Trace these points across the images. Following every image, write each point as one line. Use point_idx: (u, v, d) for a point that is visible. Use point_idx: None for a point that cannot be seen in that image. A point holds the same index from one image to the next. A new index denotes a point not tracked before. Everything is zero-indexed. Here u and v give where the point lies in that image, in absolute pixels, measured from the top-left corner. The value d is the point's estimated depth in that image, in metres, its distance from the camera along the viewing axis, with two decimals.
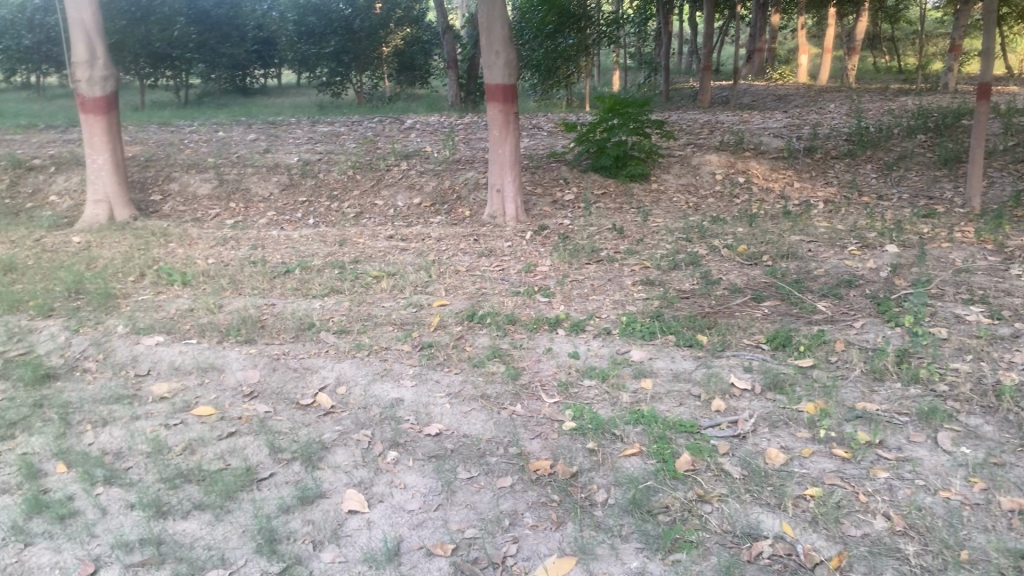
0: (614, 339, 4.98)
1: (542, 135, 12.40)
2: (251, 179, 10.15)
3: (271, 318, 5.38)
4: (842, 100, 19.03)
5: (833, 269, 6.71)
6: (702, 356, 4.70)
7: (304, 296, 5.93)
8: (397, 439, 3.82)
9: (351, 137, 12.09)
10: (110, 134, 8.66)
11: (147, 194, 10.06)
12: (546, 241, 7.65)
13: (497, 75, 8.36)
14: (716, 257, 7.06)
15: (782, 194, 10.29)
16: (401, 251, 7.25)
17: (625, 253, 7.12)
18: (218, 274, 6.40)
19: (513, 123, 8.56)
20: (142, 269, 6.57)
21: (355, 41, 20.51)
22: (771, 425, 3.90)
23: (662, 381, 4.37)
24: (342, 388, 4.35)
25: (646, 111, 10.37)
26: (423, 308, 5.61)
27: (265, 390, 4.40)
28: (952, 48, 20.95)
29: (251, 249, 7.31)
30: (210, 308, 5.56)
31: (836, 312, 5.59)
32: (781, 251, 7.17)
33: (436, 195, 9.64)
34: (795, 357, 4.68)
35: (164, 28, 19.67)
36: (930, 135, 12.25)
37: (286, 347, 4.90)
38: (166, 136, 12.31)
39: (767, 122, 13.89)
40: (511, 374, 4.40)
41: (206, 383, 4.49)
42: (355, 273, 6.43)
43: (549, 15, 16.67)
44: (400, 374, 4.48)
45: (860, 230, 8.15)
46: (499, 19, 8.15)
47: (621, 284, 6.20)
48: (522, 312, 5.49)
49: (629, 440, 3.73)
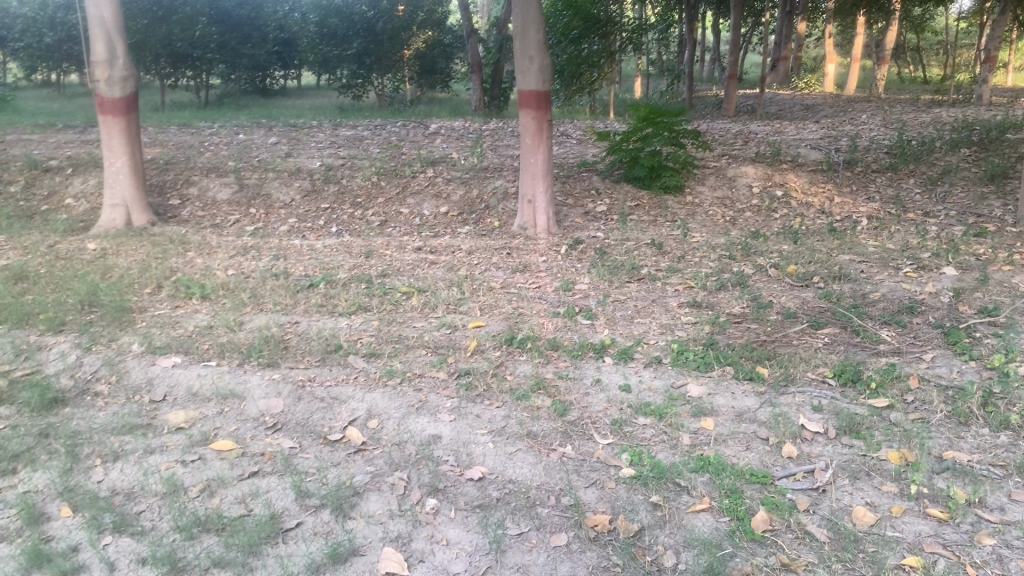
0: (666, 370, 4.59)
1: (571, 142, 12.03)
2: (272, 184, 9.83)
3: (295, 339, 5.02)
4: (872, 110, 18.54)
5: (890, 293, 6.30)
6: (765, 392, 4.31)
7: (329, 314, 5.56)
8: (436, 484, 3.45)
9: (375, 142, 11.75)
10: (128, 137, 8.35)
11: (165, 198, 9.75)
12: (582, 256, 7.26)
13: (530, 80, 7.97)
14: (764, 278, 6.66)
15: (823, 209, 9.86)
16: (430, 265, 6.89)
17: (666, 272, 6.73)
18: (238, 288, 6.05)
19: (546, 131, 8.18)
20: (159, 280, 6.24)
21: (377, 44, 20.18)
22: (851, 476, 3.51)
23: (725, 421, 3.98)
24: (373, 421, 3.99)
25: (682, 120, 9.95)
26: (457, 330, 5.24)
27: (290, 421, 4.05)
28: (987, 60, 20.14)
29: (273, 260, 6.97)
30: (230, 326, 5.21)
31: (903, 342, 5.18)
32: (833, 272, 6.76)
33: (464, 204, 9.29)
34: (868, 396, 4.27)
35: (185, 28, 19.39)
36: (974, 149, 11.79)
37: (312, 372, 4.54)
38: (186, 138, 12.00)
39: (802, 132, 13.45)
40: (559, 409, 4.02)
41: (226, 412, 4.14)
42: (383, 289, 6.07)
43: (574, 20, 16.26)
44: (437, 408, 4.10)
45: (912, 250, 7.73)
46: (534, 23, 7.77)
47: (667, 306, 5.81)
48: (564, 336, 5.11)
49: (696, 491, 3.35)
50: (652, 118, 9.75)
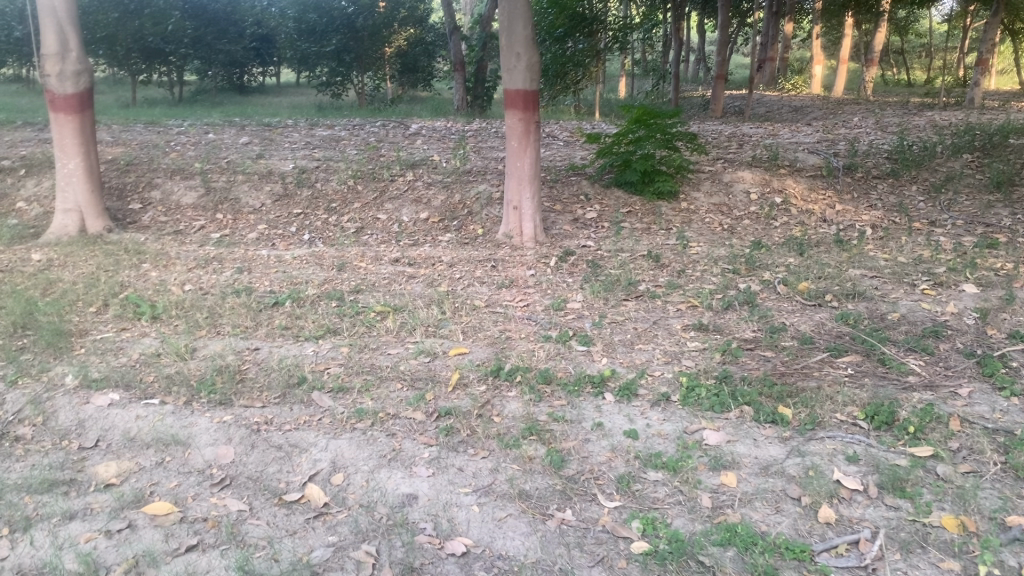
0: (676, 410, 4.03)
1: (558, 144, 11.49)
2: (241, 188, 9.20)
3: (253, 370, 4.42)
4: (863, 113, 18.10)
5: (909, 313, 5.79)
6: (789, 439, 3.76)
7: (293, 338, 4.96)
8: (411, 562, 2.88)
9: (352, 142, 11.13)
10: (82, 137, 7.69)
11: (125, 202, 9.10)
12: (574, 269, 6.70)
13: (517, 79, 7.38)
14: (773, 296, 6.13)
15: (823, 217, 9.37)
16: (408, 280, 6.30)
17: (666, 288, 6.19)
18: (194, 306, 5.44)
19: (535, 134, 7.60)
20: (106, 298, 5.61)
21: (357, 41, 19.55)
22: (904, 549, 2.96)
23: (747, 476, 3.43)
24: (338, 476, 3.41)
25: (676, 123, 9.40)
26: (438, 358, 4.66)
27: (238, 475, 3.46)
28: (979, 62, 19.68)
29: (236, 273, 6.36)
30: (180, 354, 4.60)
31: (935, 374, 4.65)
32: (846, 289, 6.23)
33: (445, 210, 8.70)
34: (907, 443, 3.73)
35: (157, 22, 18.62)
36: (977, 155, 11.34)
37: (270, 413, 3.95)
38: (151, 137, 11.33)
39: (797, 136, 12.95)
40: (554, 461, 3.46)
41: (166, 464, 3.55)
42: (355, 308, 5.47)
43: (559, 18, 15.59)
44: (413, 459, 3.52)
45: (925, 263, 7.22)
46: (521, 17, 7.19)
47: (670, 330, 5.27)
48: (558, 367, 4.54)
49: (723, 571, 2.80)
50: (645, 120, 9.19)
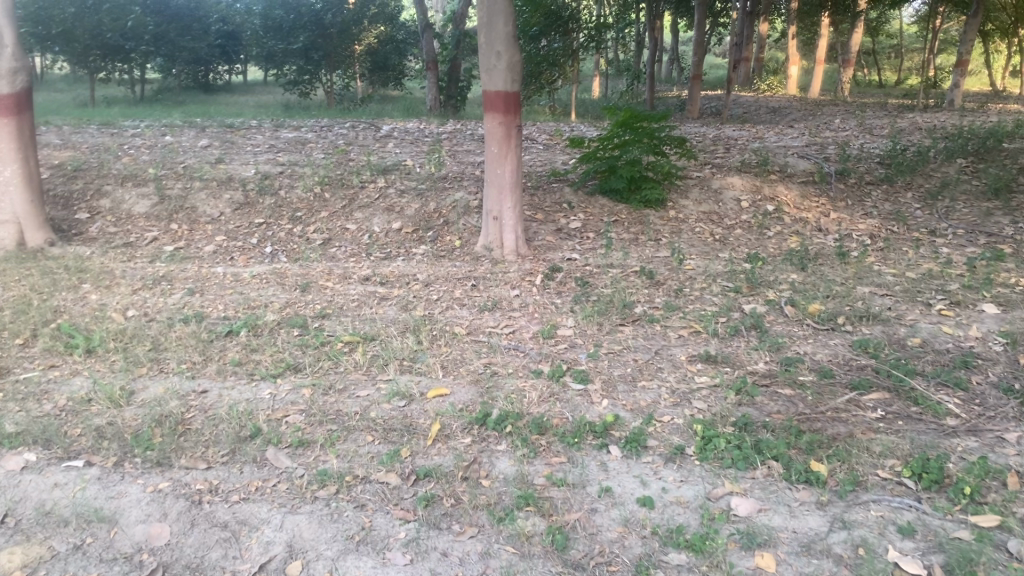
0: (693, 467, 3.48)
1: (537, 148, 10.92)
2: (198, 196, 8.51)
3: (199, 421, 3.81)
4: (844, 115, 17.66)
5: (931, 339, 5.28)
6: (829, 504, 3.23)
7: (247, 377, 4.32)
8: None
9: (319, 145, 10.47)
10: (20, 141, 6.97)
11: (71, 212, 8.38)
12: (563, 288, 6.11)
13: (497, 80, 6.78)
14: (781, 319, 5.60)
15: (818, 225, 8.88)
16: (379, 301, 5.70)
17: (664, 310, 5.63)
18: (136, 337, 4.80)
19: (516, 139, 7.00)
20: (35, 329, 4.94)
21: (325, 38, 18.81)
22: None
23: (787, 558, 2.88)
24: (296, 565, 2.81)
25: (664, 128, 8.85)
26: (414, 402, 4.05)
27: (173, 563, 2.85)
28: (959, 63, 19.22)
29: (187, 296, 5.71)
30: (114, 401, 3.95)
31: (976, 414, 4.13)
32: (858, 310, 5.71)
33: (420, 219, 8.08)
34: (967, 508, 3.20)
35: (116, 17, 17.65)
36: (972, 159, 10.93)
37: (216, 478, 3.35)
38: (103, 139, 10.57)
39: (784, 139, 12.47)
40: (557, 542, 2.89)
41: (86, 548, 2.92)
42: (320, 338, 4.85)
43: (534, 17, 14.90)
44: (388, 541, 2.92)
45: (937, 279, 6.72)
46: (501, 13, 6.61)
47: (674, 361, 4.72)
48: (554, 412, 3.96)
49: None
50: (631, 124, 8.61)
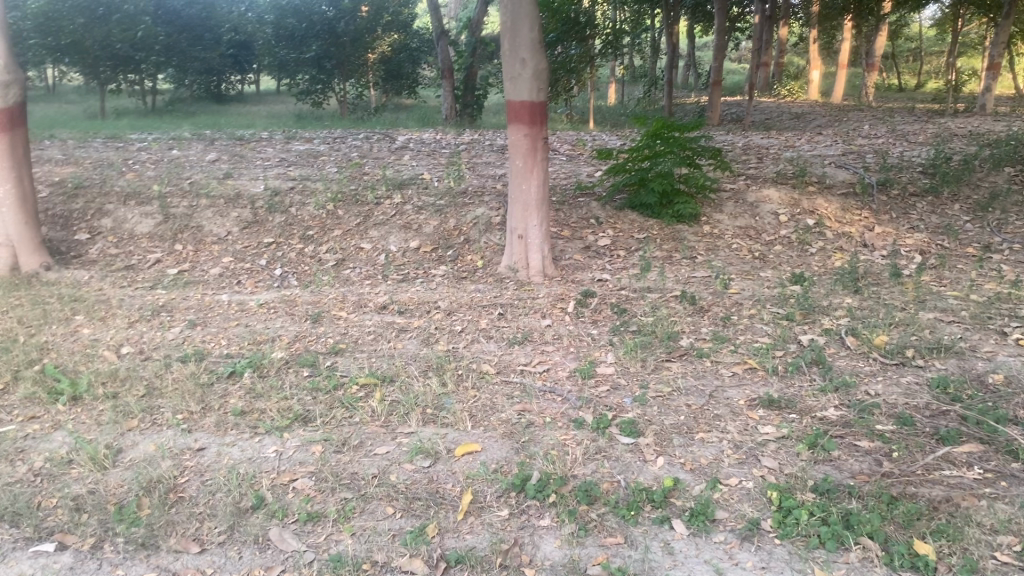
0: (773, 547, 2.95)
1: (560, 159, 10.37)
2: (205, 214, 8.03)
3: (193, 487, 3.30)
4: (872, 121, 17.02)
5: (1016, 374, 4.67)
6: None
7: (250, 432, 3.79)
8: None
9: (332, 159, 9.96)
10: (15, 158, 6.48)
11: (71, 232, 7.92)
12: (598, 316, 5.57)
13: (522, 89, 6.24)
14: (844, 353, 5.02)
15: (864, 240, 8.29)
16: (398, 334, 5.19)
17: (713, 342, 5.08)
18: (128, 381, 4.30)
19: (542, 151, 6.45)
20: (18, 372, 4.44)
21: (338, 47, 18.37)
22: None
23: None
24: None
25: (698, 139, 8.29)
26: (440, 462, 3.52)
27: None
28: (990, 66, 18.48)
29: (187, 330, 5.20)
30: (97, 463, 3.45)
31: None
32: (928, 341, 5.12)
33: (439, 236, 7.56)
34: None
35: (126, 28, 17.14)
36: (1020, 167, 10.29)
37: (213, 565, 2.85)
38: (108, 154, 10.10)
39: (818, 147, 11.87)
40: None
41: None
42: (333, 379, 4.32)
43: (551, 23, 14.36)
44: None
45: (1005, 303, 6.13)
46: (526, 17, 6.07)
47: (732, 407, 4.15)
48: (603, 475, 3.41)
49: None
50: (662, 133, 8.05)
